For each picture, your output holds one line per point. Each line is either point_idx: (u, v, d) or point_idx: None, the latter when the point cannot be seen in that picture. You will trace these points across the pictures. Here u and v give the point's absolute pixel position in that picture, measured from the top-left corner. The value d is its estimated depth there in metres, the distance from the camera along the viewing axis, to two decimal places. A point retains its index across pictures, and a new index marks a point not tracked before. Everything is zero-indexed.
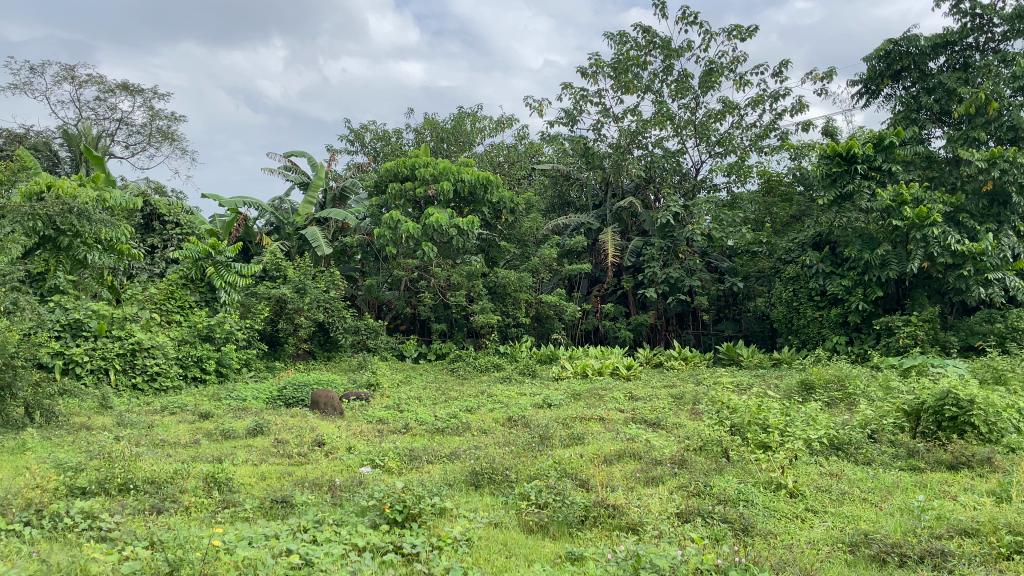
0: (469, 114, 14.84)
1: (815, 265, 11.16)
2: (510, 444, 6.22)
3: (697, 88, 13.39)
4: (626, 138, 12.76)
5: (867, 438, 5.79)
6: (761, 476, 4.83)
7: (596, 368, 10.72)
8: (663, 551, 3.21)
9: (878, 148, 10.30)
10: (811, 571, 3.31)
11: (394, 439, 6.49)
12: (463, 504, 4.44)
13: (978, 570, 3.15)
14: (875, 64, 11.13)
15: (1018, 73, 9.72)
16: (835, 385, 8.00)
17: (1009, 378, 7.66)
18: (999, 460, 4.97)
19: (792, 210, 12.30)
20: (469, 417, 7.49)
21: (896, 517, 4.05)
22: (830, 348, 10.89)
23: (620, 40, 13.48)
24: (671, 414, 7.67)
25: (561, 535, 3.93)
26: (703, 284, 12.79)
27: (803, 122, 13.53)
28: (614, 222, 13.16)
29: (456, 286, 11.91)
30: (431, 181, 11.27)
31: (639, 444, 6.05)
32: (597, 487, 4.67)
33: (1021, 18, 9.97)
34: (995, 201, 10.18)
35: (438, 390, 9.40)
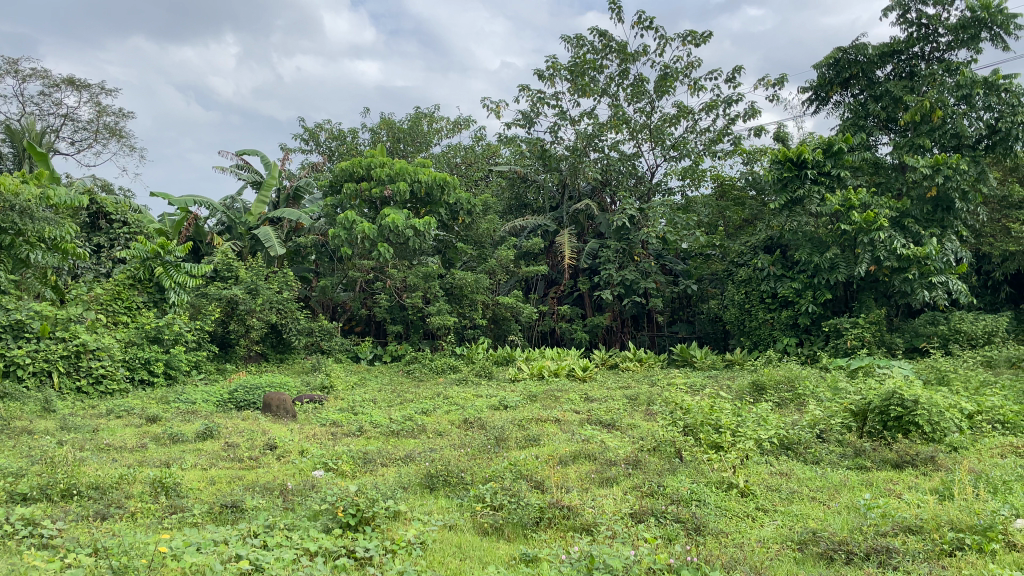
0: (426, 114, 14.77)
1: (767, 268, 11.36)
2: (465, 446, 6.19)
3: (652, 93, 13.53)
4: (583, 140, 12.82)
5: (816, 438, 5.90)
6: (713, 476, 4.88)
7: (552, 369, 10.75)
8: (616, 552, 3.21)
9: (827, 153, 10.47)
10: (761, 570, 3.34)
11: (348, 441, 6.41)
12: (418, 507, 4.40)
13: (924, 567, 3.21)
14: (825, 72, 11.37)
15: (961, 82, 10.01)
16: (785, 386, 8.15)
17: (952, 378, 7.89)
18: (941, 459, 5.08)
19: (745, 213, 12.48)
20: (424, 420, 7.44)
21: (843, 515, 4.12)
22: (780, 350, 11.10)
23: (577, 44, 13.56)
24: (626, 415, 7.72)
25: (515, 536, 3.91)
26: (657, 287, 12.92)
27: (755, 128, 13.77)
28: (571, 225, 13.20)
29: (413, 287, 11.82)
30: (387, 181, 11.17)
31: (594, 446, 6.07)
32: (553, 488, 4.66)
33: (964, 29, 10.28)
34: (939, 207, 10.42)
35: (393, 392, 9.32)
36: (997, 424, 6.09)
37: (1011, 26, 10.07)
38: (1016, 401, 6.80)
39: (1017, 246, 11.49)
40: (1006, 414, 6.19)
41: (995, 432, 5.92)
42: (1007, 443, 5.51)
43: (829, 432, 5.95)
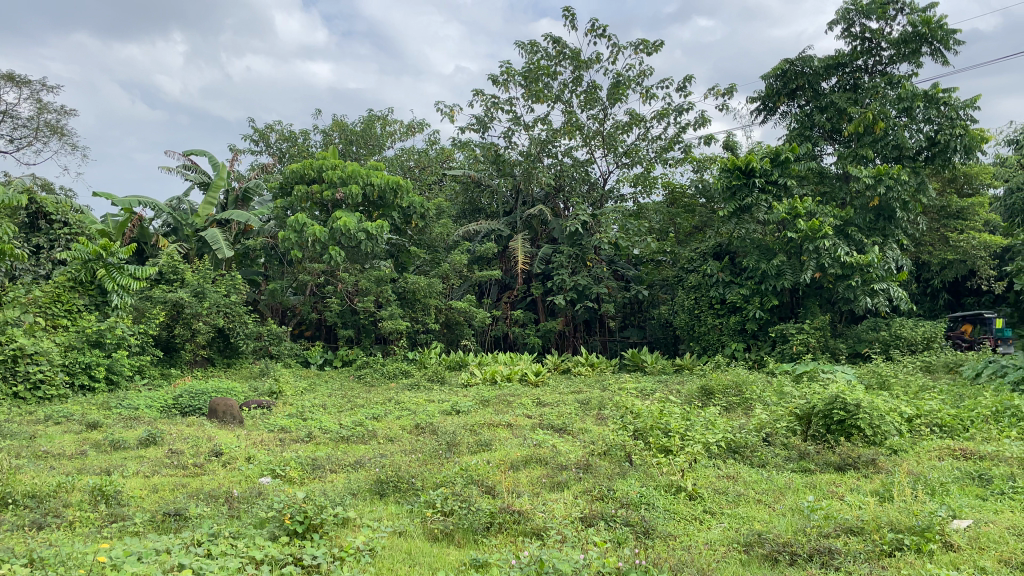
0: (379, 117, 14.67)
1: (716, 274, 11.55)
2: (416, 452, 6.14)
3: (605, 100, 13.66)
4: (536, 146, 12.87)
5: (762, 442, 6.01)
6: (662, 480, 4.92)
7: (505, 373, 10.76)
8: (567, 556, 3.22)
9: (775, 163, 10.72)
10: (707, 571, 3.39)
11: (296, 448, 6.31)
12: (367, 514, 4.35)
13: (865, 567, 3.29)
14: (772, 83, 11.61)
15: (903, 95, 10.34)
16: (733, 390, 8.28)
17: (893, 383, 8.12)
18: (882, 462, 5.24)
19: (695, 220, 12.67)
20: (375, 425, 7.37)
21: (787, 517, 4.21)
22: (729, 355, 11.29)
23: (531, 50, 13.62)
24: (578, 419, 7.76)
25: (466, 542, 3.90)
26: (609, 292, 13.03)
27: (705, 136, 14.00)
28: (524, 230, 13.23)
29: (364, 291, 11.71)
30: (338, 184, 11.06)
31: (545, 450, 6.09)
32: (504, 493, 4.65)
33: (906, 43, 10.61)
34: (880, 216, 10.72)
35: (344, 397, 9.22)
36: (935, 427, 6.28)
37: (949, 42, 10.44)
38: (952, 405, 7.04)
39: (955, 255, 11.90)
40: (943, 417, 6.40)
41: (933, 434, 6.11)
42: (944, 445, 5.69)
43: (775, 435, 6.07)
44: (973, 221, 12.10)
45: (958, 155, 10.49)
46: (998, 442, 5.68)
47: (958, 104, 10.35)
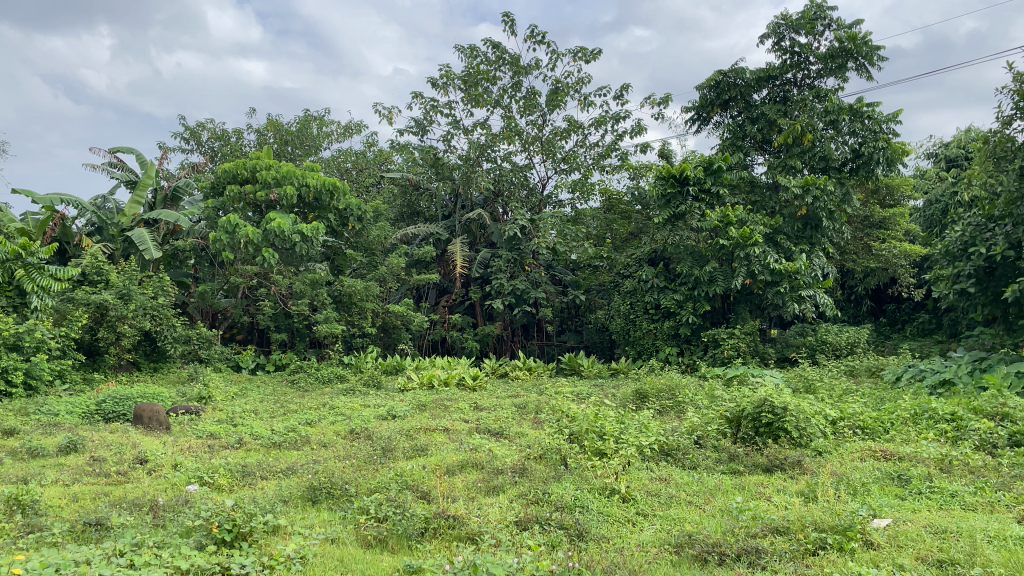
0: (315, 118, 14.46)
1: (650, 280, 11.76)
2: (351, 457, 6.06)
3: (544, 106, 13.76)
4: (475, 150, 12.87)
5: (693, 444, 6.14)
6: (597, 483, 4.98)
7: (442, 378, 10.71)
8: (500, 560, 3.24)
9: (707, 171, 10.98)
10: (638, 573, 3.45)
11: (226, 454, 6.16)
12: (299, 521, 4.27)
13: (789, 566, 3.40)
14: (706, 93, 11.86)
15: (829, 108, 10.71)
16: (667, 394, 8.44)
17: (818, 387, 8.39)
18: (807, 463, 5.41)
19: (630, 227, 12.86)
20: (308, 431, 7.25)
21: (716, 518, 4.31)
22: (663, 359, 11.50)
23: (471, 54, 13.63)
24: (514, 423, 7.79)
25: (399, 548, 3.87)
26: (547, 296, 13.12)
27: (641, 145, 14.23)
28: (462, 234, 13.22)
29: (299, 294, 11.52)
30: (272, 185, 10.86)
31: (482, 454, 6.10)
32: (439, 498, 4.64)
33: (832, 58, 10.99)
34: (808, 225, 11.08)
35: (276, 402, 9.05)
36: (858, 429, 6.53)
37: (874, 59, 10.88)
38: (874, 408, 7.31)
39: (877, 263, 12.39)
40: (865, 420, 6.65)
41: (855, 436, 6.35)
42: (865, 447, 5.91)
43: (706, 438, 6.20)
44: (895, 231, 12.60)
45: (881, 167, 10.93)
46: (916, 443, 5.93)
47: (881, 118, 10.79)
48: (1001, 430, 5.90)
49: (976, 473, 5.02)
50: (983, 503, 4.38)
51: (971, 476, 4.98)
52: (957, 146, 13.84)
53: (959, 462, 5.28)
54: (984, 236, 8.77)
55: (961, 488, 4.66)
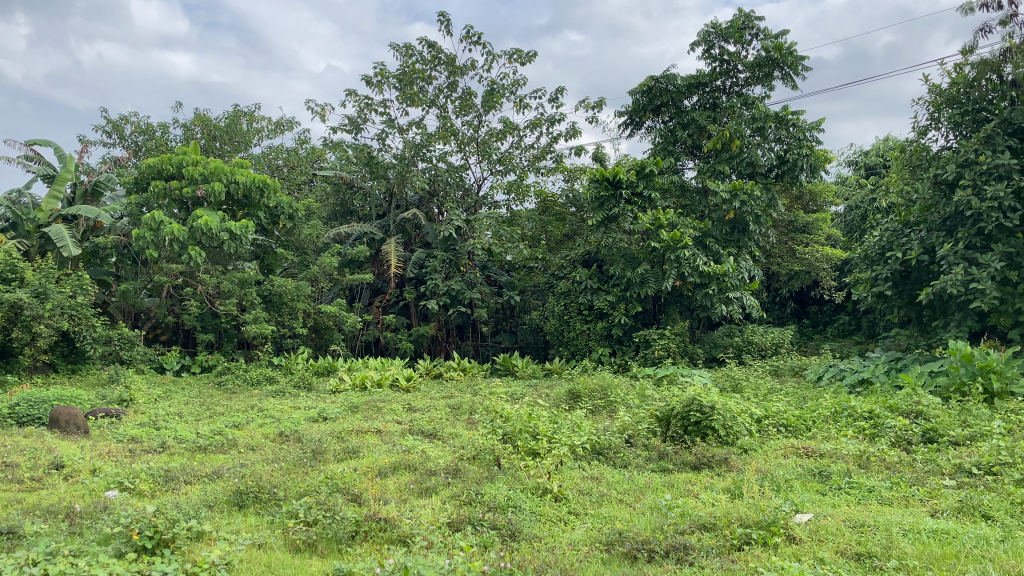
0: (245, 113, 14.15)
1: (584, 281, 11.87)
2: (279, 460, 5.95)
3: (479, 107, 13.77)
4: (410, 150, 12.78)
5: (624, 443, 6.24)
6: (529, 483, 5.00)
7: (376, 379, 10.62)
8: (430, 562, 3.23)
9: (640, 175, 11.16)
10: (570, 571, 3.47)
11: (148, 459, 5.96)
12: (224, 526, 4.17)
13: (715, 561, 3.49)
14: (638, 98, 11.99)
15: (756, 115, 11.04)
16: (599, 394, 8.57)
17: (744, 386, 8.64)
18: (733, 460, 5.56)
19: (565, 229, 12.99)
20: (235, 433, 7.08)
21: (646, 515, 4.39)
22: (595, 359, 11.64)
23: (406, 53, 13.54)
24: (448, 424, 7.78)
25: (329, 552, 3.82)
26: (482, 297, 13.13)
27: (576, 148, 14.39)
28: (397, 233, 13.10)
29: (227, 294, 11.23)
30: (200, 181, 10.55)
31: (415, 456, 6.05)
32: (370, 501, 4.59)
33: (760, 67, 11.31)
34: (736, 229, 11.37)
35: (202, 405, 8.79)
36: (780, 427, 6.73)
37: (798, 68, 11.24)
38: (797, 406, 7.55)
39: (801, 266, 12.82)
40: (788, 418, 6.86)
41: (779, 434, 6.55)
42: (788, 444, 6.10)
43: (636, 437, 6.31)
44: (817, 236, 13.06)
45: (805, 173, 11.38)
46: (835, 440, 6.14)
47: (805, 126, 11.24)
48: (914, 427, 6.17)
49: (892, 469, 5.24)
50: (897, 497, 4.58)
51: (887, 472, 5.19)
52: (875, 154, 14.44)
53: (876, 458, 5.50)
54: (901, 241, 9.17)
55: (878, 483, 4.86)
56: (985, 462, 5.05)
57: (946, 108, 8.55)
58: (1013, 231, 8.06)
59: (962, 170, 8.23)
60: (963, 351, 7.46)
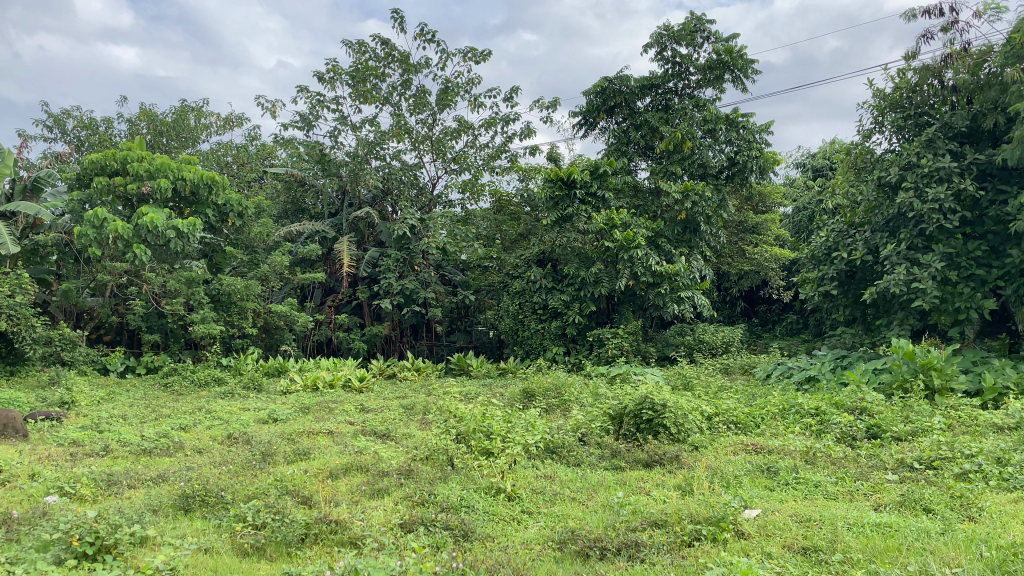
0: (193, 109, 13.84)
1: (539, 281, 11.88)
2: (227, 463, 5.81)
3: (433, 105, 13.68)
4: (364, 147, 12.65)
5: (578, 442, 6.25)
6: (482, 482, 4.97)
7: (328, 379, 10.48)
8: (382, 563, 3.19)
9: (594, 175, 11.20)
10: (522, 571, 3.45)
11: (90, 463, 5.77)
12: (168, 531, 4.04)
13: (666, 558, 3.51)
14: (593, 99, 12.02)
15: (708, 117, 11.19)
16: (553, 392, 8.58)
17: (695, 384, 8.75)
18: (685, 458, 5.60)
19: (520, 228, 12.98)
20: (182, 436, 6.90)
21: (599, 513, 4.39)
22: (550, 358, 11.65)
23: (359, 49, 13.38)
24: (402, 425, 7.70)
25: (278, 556, 3.73)
26: (436, 296, 13.04)
27: (531, 147, 14.40)
28: (350, 232, 12.93)
29: (174, 293, 10.95)
30: (145, 177, 10.25)
31: (367, 457, 5.97)
32: (321, 503, 4.51)
33: (711, 69, 11.45)
34: (687, 229, 11.50)
35: (148, 407, 8.56)
36: (731, 424, 6.82)
37: (748, 71, 11.42)
38: (746, 404, 7.66)
39: (750, 266, 13.04)
40: (738, 415, 6.95)
41: (729, 431, 6.64)
42: (738, 441, 6.18)
43: (590, 435, 6.33)
44: (766, 236, 13.28)
45: (754, 175, 11.60)
46: (783, 437, 6.24)
47: (754, 129, 11.43)
48: (859, 423, 6.31)
49: (838, 464, 5.34)
50: (843, 492, 4.67)
51: (833, 467, 5.29)
52: (822, 157, 14.77)
53: (823, 454, 5.61)
54: (847, 241, 9.38)
55: (824, 478, 4.95)
56: (926, 457, 5.18)
57: (890, 112, 8.78)
58: (953, 232, 8.30)
59: (905, 172, 8.44)
60: (905, 349, 7.65)
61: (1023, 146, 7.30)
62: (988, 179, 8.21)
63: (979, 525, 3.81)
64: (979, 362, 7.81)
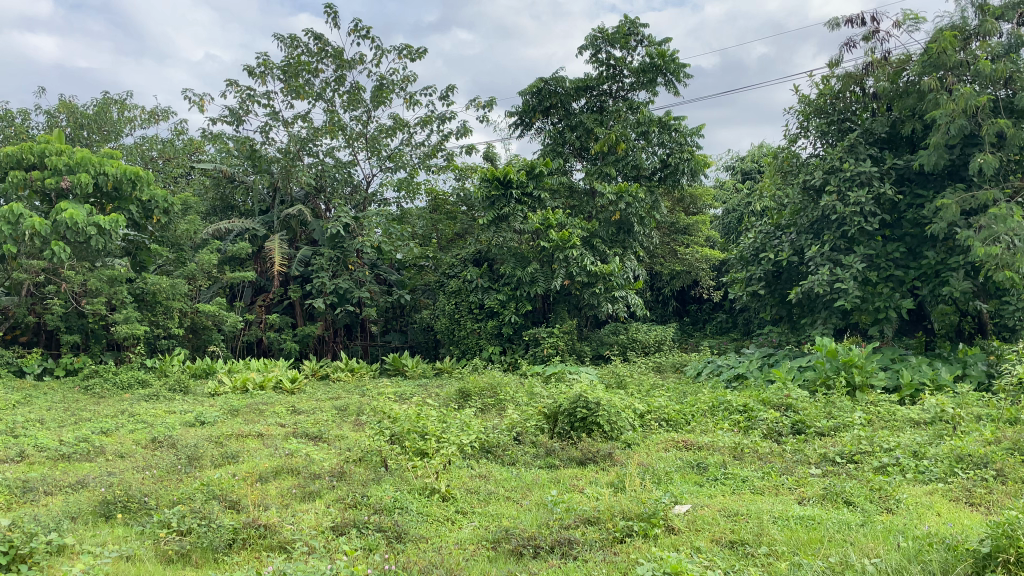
0: (116, 101, 13.35)
1: (475, 280, 11.85)
2: (150, 467, 5.62)
3: (368, 102, 13.52)
4: (296, 144, 12.42)
5: (513, 440, 6.26)
6: (416, 483, 4.92)
7: (258, 381, 10.24)
8: (312, 567, 3.13)
9: (530, 175, 11.22)
10: (455, 571, 3.42)
11: (3, 469, 5.51)
12: (87, 539, 3.87)
13: (599, 555, 3.53)
14: (529, 99, 12.05)
15: (641, 120, 11.36)
16: (488, 392, 8.56)
17: (628, 382, 8.89)
18: (617, 455, 5.68)
19: (456, 227, 12.95)
20: (103, 440, 6.63)
21: (533, 511, 4.40)
22: (486, 358, 11.63)
23: (291, 44, 13.12)
24: (334, 426, 7.58)
25: (204, 563, 3.62)
26: (371, 296, 12.88)
27: (467, 146, 14.37)
28: (281, 230, 12.66)
29: (95, 292, 10.53)
30: (64, 171, 9.81)
31: (298, 459, 5.85)
32: (249, 507, 4.39)
33: (644, 73, 11.62)
34: (621, 230, 11.65)
35: (67, 410, 8.21)
36: (662, 422, 6.94)
37: (680, 75, 11.64)
38: (678, 401, 7.80)
39: (682, 266, 13.29)
40: (669, 412, 7.08)
41: (661, 428, 6.75)
42: (669, 438, 6.28)
43: (524, 434, 6.34)
44: (697, 237, 13.54)
45: (686, 177, 11.84)
46: (713, 434, 6.38)
47: (686, 132, 11.67)
48: (785, 419, 6.49)
49: (764, 459, 5.48)
50: (769, 486, 4.80)
51: (760, 462, 5.43)
52: (751, 160, 15.16)
53: (750, 449, 5.75)
54: (774, 242, 9.66)
55: (751, 473, 5.07)
56: (848, 451, 5.37)
57: (815, 117, 9.07)
58: (873, 234, 8.61)
59: (829, 176, 8.71)
60: (828, 347, 7.90)
61: (938, 152, 7.62)
62: (906, 184, 8.56)
63: (898, 516, 3.96)
64: (898, 359, 8.12)
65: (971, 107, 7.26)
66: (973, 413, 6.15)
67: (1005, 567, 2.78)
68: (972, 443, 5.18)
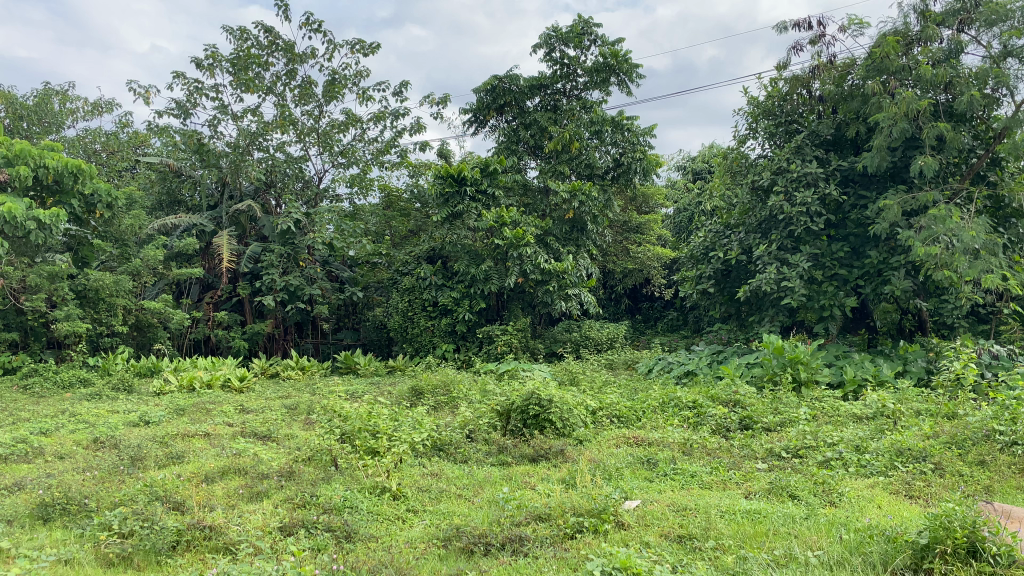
0: (57, 92, 12.94)
1: (428, 277, 11.79)
2: (91, 469, 5.47)
3: (320, 97, 13.35)
4: (246, 138, 12.20)
5: (465, 438, 6.26)
6: (367, 482, 4.88)
7: (206, 380, 10.05)
8: (258, 569, 3.08)
9: (484, 173, 11.20)
10: (405, 570, 3.40)
11: None
12: (23, 544, 3.74)
13: (548, 551, 3.56)
14: (483, 97, 12.01)
15: (595, 119, 11.42)
16: (441, 390, 8.53)
17: (581, 379, 8.97)
18: (568, 452, 5.71)
19: (409, 224, 12.87)
20: (42, 441, 6.43)
21: (484, 509, 4.41)
22: (439, 355, 11.59)
23: (240, 36, 12.88)
24: (284, 425, 7.47)
25: (146, 566, 3.54)
26: (322, 293, 12.72)
27: (420, 143, 14.29)
28: (230, 226, 12.43)
29: (34, 289, 10.19)
30: (2, 164, 9.46)
31: (245, 459, 5.75)
32: (194, 509, 4.30)
33: (598, 72, 11.68)
34: (574, 228, 11.72)
35: (4, 411, 7.94)
36: (614, 418, 7.01)
37: (633, 75, 11.75)
38: (629, 398, 7.88)
39: (634, 265, 13.44)
40: (621, 409, 7.14)
41: (612, 424, 6.82)
42: (620, 434, 6.35)
43: (476, 432, 6.33)
44: (649, 236, 13.70)
45: (638, 176, 11.97)
46: (663, 430, 6.47)
47: (638, 132, 11.80)
48: (733, 415, 6.61)
49: (712, 455, 5.57)
50: (716, 481, 4.88)
51: (708, 457, 5.52)
52: (702, 160, 15.39)
53: (699, 445, 5.84)
54: (723, 241, 9.81)
55: (700, 468, 5.16)
56: (793, 446, 5.49)
57: (764, 119, 9.24)
58: (819, 234, 8.81)
59: (776, 177, 8.88)
60: (775, 344, 8.06)
61: (881, 154, 7.82)
62: (851, 185, 8.77)
63: (840, 510, 4.06)
64: (841, 356, 8.32)
65: (912, 110, 7.46)
66: (913, 408, 6.34)
67: (941, 558, 2.84)
68: (912, 437, 5.35)
